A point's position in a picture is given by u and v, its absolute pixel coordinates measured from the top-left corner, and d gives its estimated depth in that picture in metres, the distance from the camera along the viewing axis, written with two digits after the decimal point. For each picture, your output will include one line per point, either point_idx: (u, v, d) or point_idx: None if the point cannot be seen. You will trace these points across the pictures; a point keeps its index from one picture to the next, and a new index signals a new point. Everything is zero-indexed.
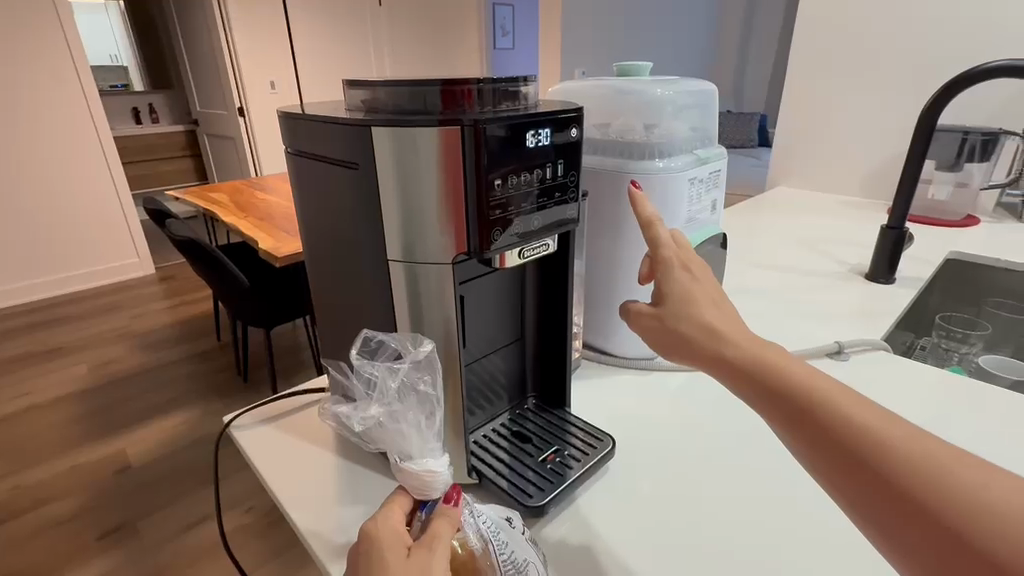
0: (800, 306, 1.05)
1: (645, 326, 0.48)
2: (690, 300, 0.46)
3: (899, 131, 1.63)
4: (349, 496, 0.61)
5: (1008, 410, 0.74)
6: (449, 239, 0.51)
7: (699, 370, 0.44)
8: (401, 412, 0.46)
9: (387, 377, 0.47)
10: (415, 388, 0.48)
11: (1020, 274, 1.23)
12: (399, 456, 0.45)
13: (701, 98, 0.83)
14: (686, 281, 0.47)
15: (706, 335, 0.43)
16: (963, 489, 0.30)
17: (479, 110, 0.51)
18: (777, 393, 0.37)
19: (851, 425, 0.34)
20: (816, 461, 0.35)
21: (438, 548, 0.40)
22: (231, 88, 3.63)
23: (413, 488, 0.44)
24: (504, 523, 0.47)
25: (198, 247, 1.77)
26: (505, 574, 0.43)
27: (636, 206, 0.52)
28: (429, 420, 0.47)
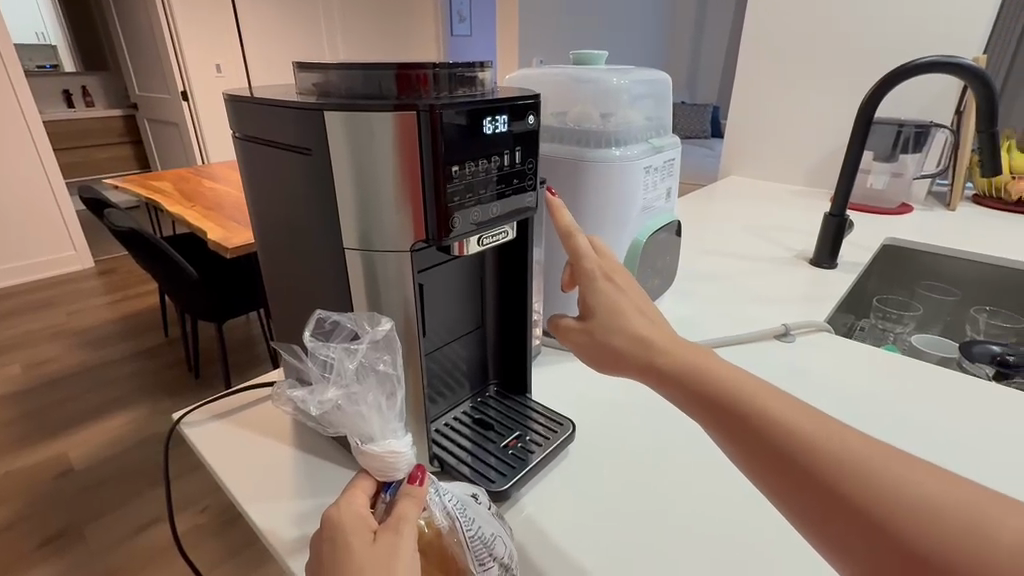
0: (749, 290, 1.10)
1: (571, 339, 0.50)
2: (616, 310, 0.48)
3: (839, 122, 1.71)
4: (310, 488, 0.60)
5: (934, 385, 0.80)
6: (408, 225, 0.50)
7: (634, 380, 0.45)
8: (361, 394, 0.45)
9: (344, 359, 0.46)
10: (374, 369, 0.47)
11: (947, 258, 1.31)
12: (360, 440, 0.45)
13: (655, 88, 0.85)
14: (612, 293, 0.50)
15: (636, 343, 0.46)
16: (873, 471, 0.33)
17: (435, 95, 0.50)
18: (704, 394, 0.40)
19: (769, 417, 0.37)
20: (744, 456, 0.37)
21: (406, 528, 0.40)
22: (174, 71, 3.44)
23: (375, 470, 0.44)
24: (470, 500, 0.47)
25: (141, 238, 1.68)
26: (472, 549, 0.44)
27: (556, 218, 0.55)
28: (390, 401, 0.46)
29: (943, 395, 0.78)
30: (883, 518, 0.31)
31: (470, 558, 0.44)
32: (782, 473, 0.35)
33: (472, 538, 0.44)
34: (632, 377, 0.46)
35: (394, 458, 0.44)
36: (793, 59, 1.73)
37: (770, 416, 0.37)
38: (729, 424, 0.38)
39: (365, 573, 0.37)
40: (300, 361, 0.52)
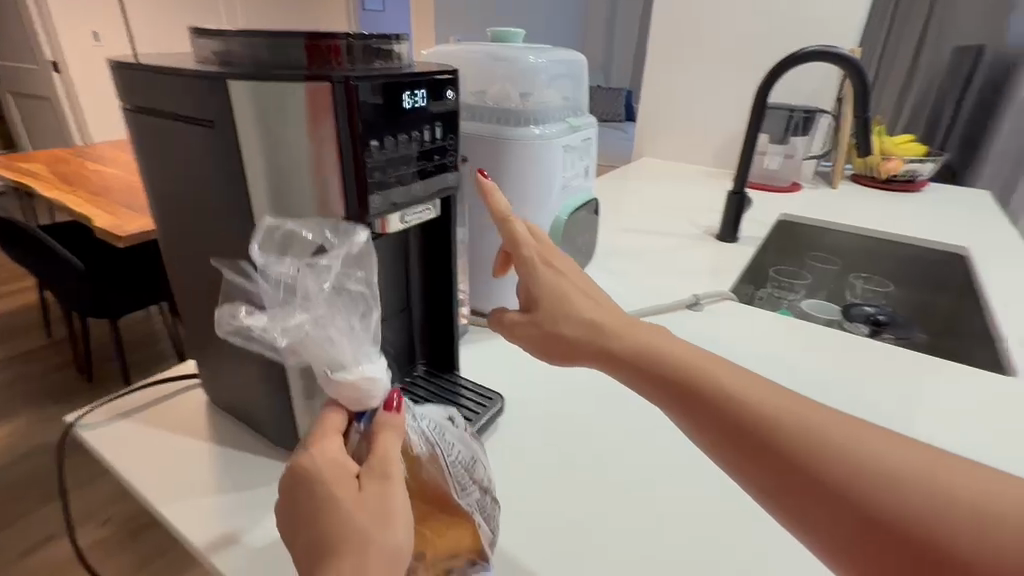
0: (663, 264, 1.16)
1: (516, 329, 0.51)
2: (559, 298, 0.50)
3: (739, 106, 1.83)
4: (233, 482, 0.57)
5: (821, 344, 0.90)
6: (326, 204, 0.49)
7: (591, 366, 0.47)
8: (329, 318, 0.43)
9: (309, 276, 0.44)
10: (346, 288, 0.45)
11: (831, 231, 1.46)
12: (329, 368, 0.43)
13: (571, 68, 0.86)
14: (557, 279, 0.51)
15: (588, 330, 0.47)
16: (850, 456, 0.37)
17: (348, 67, 0.48)
18: (688, 393, 0.41)
19: (759, 412, 0.39)
20: (728, 451, 0.40)
21: (393, 468, 0.40)
22: (39, 37, 3.03)
23: (347, 400, 0.43)
24: (446, 425, 0.48)
25: (12, 227, 1.49)
26: (455, 474, 0.45)
27: (490, 199, 0.54)
28: (362, 321, 0.45)
29: (828, 353, 0.88)
30: (855, 500, 0.36)
31: (449, 483, 0.45)
32: (769, 463, 0.38)
33: (451, 461, 0.46)
34: (584, 364, 0.48)
35: (371, 390, 0.43)
36: (698, 45, 1.83)
37: (754, 397, 0.40)
38: (713, 408, 0.40)
39: (359, 518, 0.37)
40: (252, 283, 0.49)
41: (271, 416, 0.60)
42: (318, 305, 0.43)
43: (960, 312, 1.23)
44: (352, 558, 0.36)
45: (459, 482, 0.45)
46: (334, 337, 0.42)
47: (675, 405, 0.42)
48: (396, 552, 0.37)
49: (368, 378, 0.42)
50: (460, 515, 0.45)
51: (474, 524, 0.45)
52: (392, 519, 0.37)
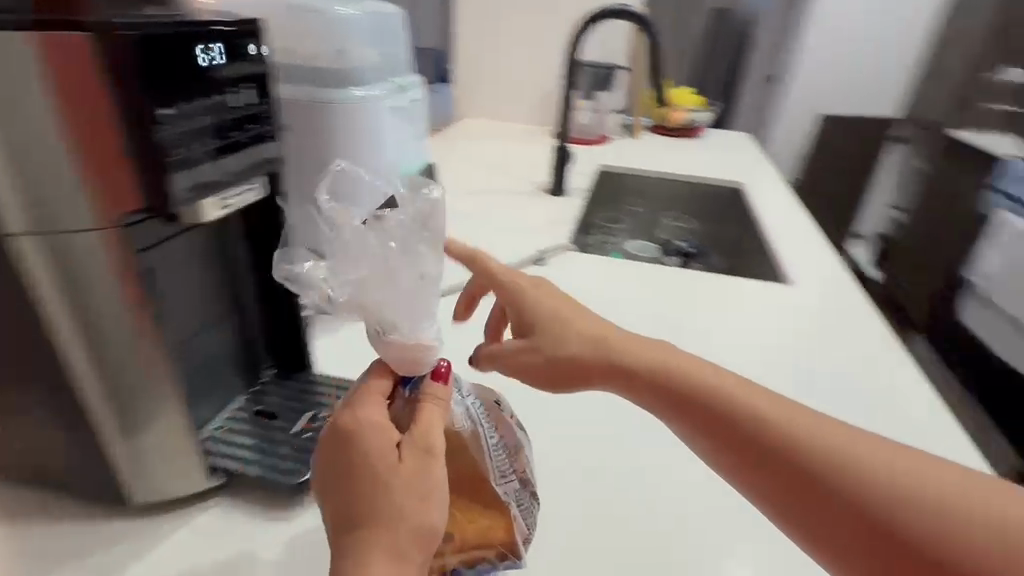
0: (504, 224, 1.18)
1: (518, 358, 0.50)
2: (562, 327, 0.50)
3: (549, 65, 1.91)
4: (33, 563, 0.45)
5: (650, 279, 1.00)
6: (106, 191, 0.38)
7: (598, 380, 0.48)
8: (382, 276, 0.40)
9: (365, 230, 0.41)
10: (412, 248, 0.41)
11: (640, 178, 1.62)
12: (378, 326, 0.41)
13: (386, 22, 0.80)
14: (554, 305, 0.51)
15: (593, 346, 0.48)
16: (851, 465, 0.41)
17: (106, 13, 0.38)
18: (698, 407, 0.44)
19: (767, 424, 0.43)
20: (735, 457, 0.43)
21: (435, 442, 0.38)
22: None
23: (400, 362, 0.41)
24: (492, 406, 0.46)
25: None
26: (496, 458, 0.44)
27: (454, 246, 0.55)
28: (426, 287, 0.41)
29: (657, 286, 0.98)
30: (840, 495, 0.40)
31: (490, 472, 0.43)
32: (777, 469, 0.42)
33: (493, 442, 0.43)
34: (590, 383, 0.49)
35: (423, 351, 0.41)
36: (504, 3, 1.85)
37: (764, 416, 0.43)
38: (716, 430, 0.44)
39: (396, 497, 0.36)
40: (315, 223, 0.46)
41: (74, 468, 0.48)
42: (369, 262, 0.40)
43: (742, 235, 1.45)
44: (384, 533, 0.36)
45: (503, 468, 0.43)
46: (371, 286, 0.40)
47: (684, 425, 0.45)
48: (430, 531, 0.37)
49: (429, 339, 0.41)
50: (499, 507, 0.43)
51: (514, 519, 0.43)
52: (430, 498, 0.37)
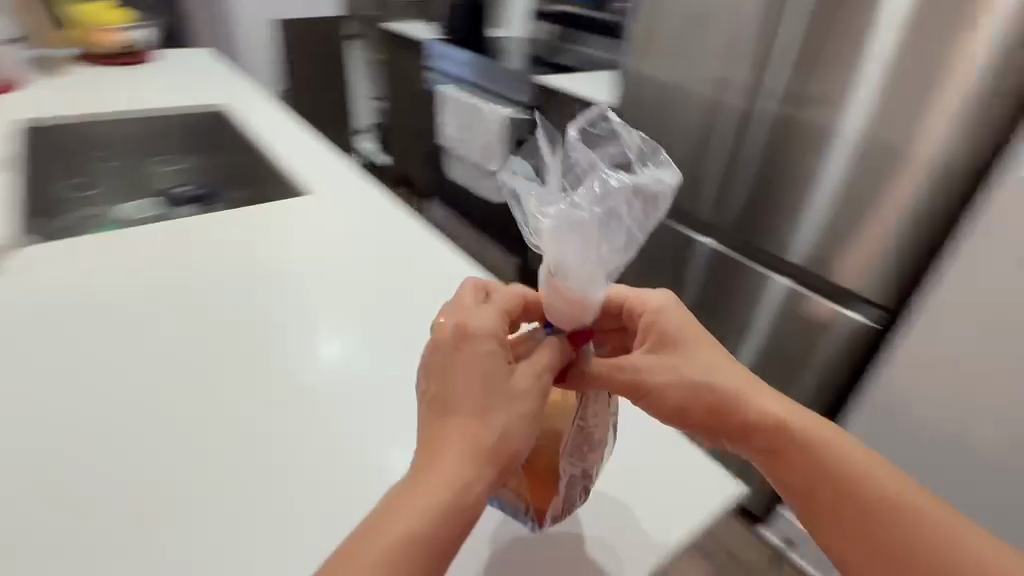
0: None
1: (653, 373, 0.58)
2: (710, 362, 0.59)
3: None
4: None
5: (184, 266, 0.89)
6: None
7: (743, 422, 0.56)
8: (585, 220, 0.49)
9: (598, 181, 0.51)
10: (618, 212, 0.51)
11: (93, 122, 1.27)
12: (554, 267, 0.52)
13: None
14: (709, 357, 0.60)
15: (727, 374, 0.58)
16: (940, 531, 0.52)
17: None
18: (787, 446, 0.55)
19: (857, 467, 0.54)
20: (800, 481, 0.55)
21: (545, 385, 0.51)
22: None
23: (572, 293, 0.53)
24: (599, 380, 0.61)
25: None
26: (576, 428, 0.53)
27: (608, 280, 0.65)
28: (622, 247, 0.52)
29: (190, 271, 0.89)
30: (912, 547, 0.51)
31: (567, 450, 0.53)
32: (847, 500, 0.53)
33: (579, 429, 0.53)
34: (720, 420, 0.57)
35: (587, 305, 0.54)
36: None
37: (796, 431, 0.56)
38: (766, 455, 0.57)
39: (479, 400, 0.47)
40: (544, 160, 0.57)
41: None
42: (589, 204, 0.50)
43: (243, 157, 1.30)
44: (451, 443, 0.45)
45: (575, 450, 0.53)
46: (578, 239, 0.50)
47: (754, 452, 0.57)
48: (501, 450, 0.46)
49: (592, 297, 0.53)
50: (553, 488, 0.53)
51: (559, 497, 0.53)
52: (506, 425, 0.47)
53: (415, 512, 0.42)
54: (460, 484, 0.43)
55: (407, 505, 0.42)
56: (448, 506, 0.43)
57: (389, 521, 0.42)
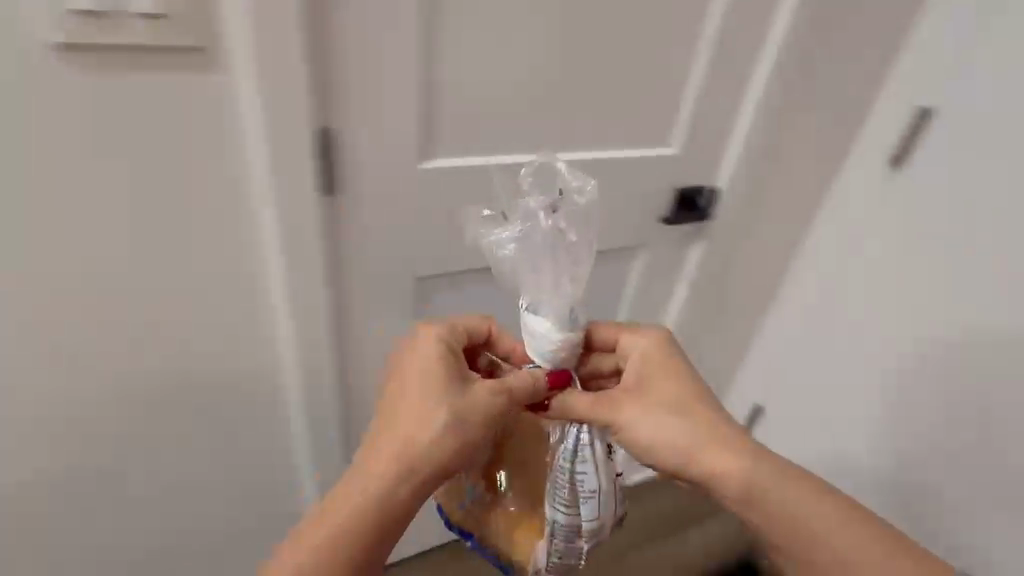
0: None
1: (626, 418, 0.49)
2: (679, 405, 0.48)
3: None
4: None
5: None
6: None
7: (707, 471, 0.46)
8: (534, 255, 0.50)
9: (535, 212, 0.50)
10: (564, 242, 0.50)
11: None
12: (526, 305, 0.51)
13: None
14: (680, 398, 0.49)
15: (695, 431, 0.47)
16: None
17: None
18: (757, 507, 0.44)
19: (838, 538, 0.43)
20: (775, 547, 0.45)
21: (496, 406, 0.50)
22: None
23: (540, 323, 0.50)
24: (589, 446, 0.51)
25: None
26: (565, 484, 0.51)
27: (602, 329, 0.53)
28: (568, 278, 0.50)
29: None
30: None
31: (549, 493, 0.52)
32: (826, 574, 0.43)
33: (559, 485, 0.51)
34: (688, 472, 0.47)
35: (554, 335, 0.50)
36: None
37: (734, 479, 0.45)
38: (701, 493, 0.48)
39: (426, 405, 0.49)
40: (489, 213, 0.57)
41: None
42: (535, 238, 0.50)
43: None
44: (399, 446, 0.48)
45: (566, 496, 0.51)
46: (530, 267, 0.50)
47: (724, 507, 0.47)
48: (434, 455, 0.48)
49: (565, 327, 0.50)
50: (536, 525, 0.53)
51: (544, 534, 0.52)
52: (447, 436, 0.48)
53: (362, 490, 0.48)
54: (390, 482, 0.48)
55: (359, 484, 0.48)
56: (387, 496, 0.48)
57: (326, 517, 0.48)
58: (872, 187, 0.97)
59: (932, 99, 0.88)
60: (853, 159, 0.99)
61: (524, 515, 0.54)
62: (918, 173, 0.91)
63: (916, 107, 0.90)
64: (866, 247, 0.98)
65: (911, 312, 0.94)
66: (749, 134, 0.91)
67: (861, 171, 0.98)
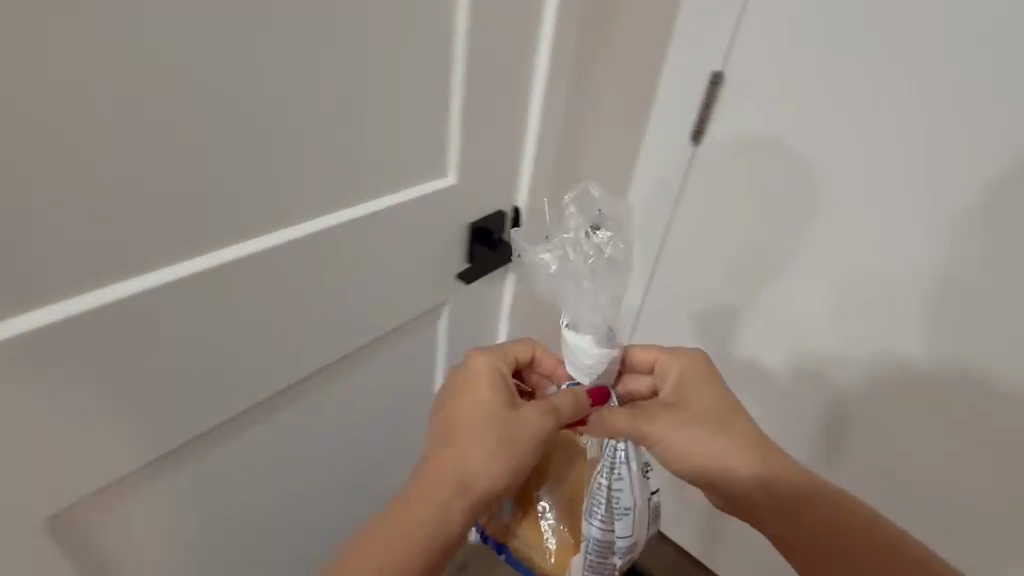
0: None
1: (667, 428, 0.51)
2: (708, 411, 0.52)
3: None
4: None
5: None
6: None
7: (734, 469, 0.50)
8: (577, 275, 0.48)
9: (578, 235, 0.49)
10: (607, 263, 0.48)
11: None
12: (567, 324, 0.50)
13: None
14: (710, 407, 0.53)
15: (722, 434, 0.51)
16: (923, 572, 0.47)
17: None
18: (775, 498, 0.50)
19: (837, 515, 0.49)
20: (786, 536, 0.50)
21: (545, 425, 0.48)
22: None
23: (579, 343, 0.49)
24: (625, 464, 0.52)
25: None
26: (602, 503, 0.51)
27: (641, 353, 0.57)
28: (611, 300, 0.49)
29: None
30: None
31: (586, 508, 0.52)
32: (829, 552, 0.48)
33: (597, 500, 0.51)
34: (716, 473, 0.51)
35: (595, 356, 0.49)
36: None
37: (759, 479, 0.50)
38: (724, 494, 0.51)
39: (482, 429, 0.47)
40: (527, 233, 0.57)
41: None
42: (578, 258, 0.49)
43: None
44: (451, 463, 0.46)
45: (602, 515, 0.51)
46: (573, 288, 0.49)
47: (743, 505, 0.51)
48: (486, 478, 0.46)
49: (605, 348, 0.49)
50: (571, 545, 0.53)
51: (578, 556, 0.52)
52: (501, 456, 0.46)
53: (411, 518, 0.43)
54: (440, 506, 0.44)
55: (406, 512, 0.44)
56: (438, 517, 0.44)
57: (371, 544, 0.43)
58: (673, 165, 0.86)
59: (720, 60, 0.76)
60: (655, 120, 0.85)
61: (562, 535, 0.53)
62: (718, 142, 0.81)
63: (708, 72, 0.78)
64: (689, 202, 0.86)
65: (740, 243, 0.84)
66: (545, 137, 0.66)
67: (663, 131, 0.85)
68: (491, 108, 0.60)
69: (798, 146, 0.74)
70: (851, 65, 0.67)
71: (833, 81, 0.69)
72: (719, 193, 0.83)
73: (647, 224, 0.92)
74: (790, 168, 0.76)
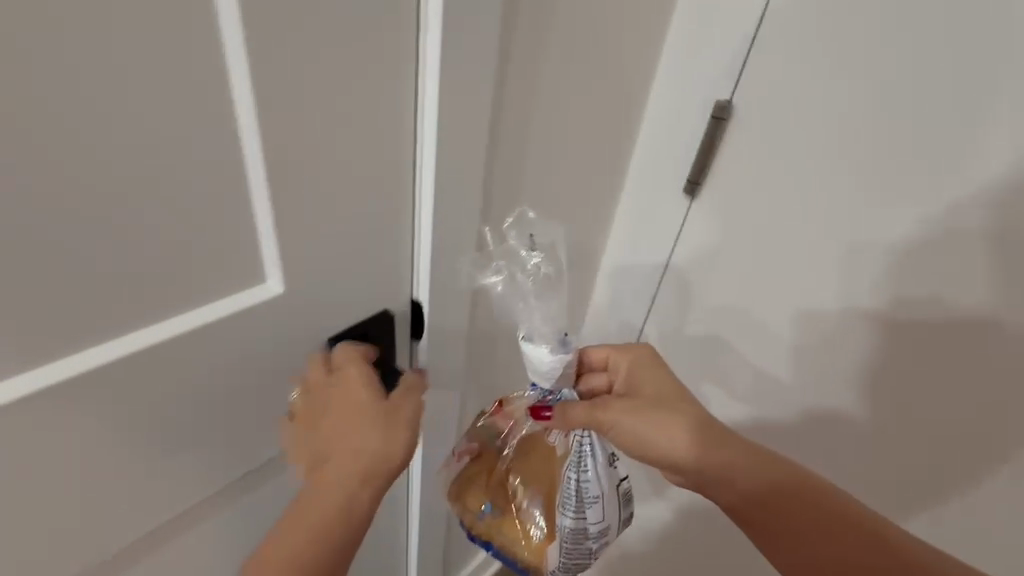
0: None
1: (624, 417, 0.56)
2: (661, 399, 0.58)
3: None
4: None
5: None
6: None
7: (688, 450, 0.55)
8: (522, 293, 0.54)
9: (515, 258, 0.55)
10: (546, 278, 0.54)
11: None
12: (522, 334, 0.55)
13: None
14: (658, 394, 0.58)
15: (676, 420, 0.56)
16: (866, 528, 0.52)
17: None
18: (729, 475, 0.55)
19: (786, 484, 0.54)
20: (743, 509, 0.55)
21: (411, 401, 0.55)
22: None
23: (534, 352, 0.55)
24: (588, 457, 0.57)
25: None
26: (571, 493, 0.56)
27: (592, 352, 0.63)
28: (555, 310, 0.54)
29: None
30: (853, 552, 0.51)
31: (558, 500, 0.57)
32: (782, 519, 0.53)
33: (568, 492, 0.57)
34: (674, 456, 0.55)
35: (546, 364, 0.54)
36: None
37: (712, 458, 0.55)
38: (683, 476, 0.56)
39: (366, 422, 0.52)
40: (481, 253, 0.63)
41: None
42: (520, 278, 0.54)
43: None
44: (346, 462, 0.50)
45: (572, 504, 0.56)
46: (519, 304, 0.54)
47: (702, 484, 0.56)
48: (389, 457, 0.52)
49: (557, 352, 0.55)
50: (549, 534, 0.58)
51: (555, 543, 0.57)
52: (390, 436, 0.52)
53: (330, 514, 0.48)
54: (351, 493, 0.49)
55: (325, 510, 0.48)
56: (344, 505, 0.49)
57: (307, 548, 0.47)
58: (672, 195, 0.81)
59: (727, 88, 0.72)
60: (645, 136, 0.80)
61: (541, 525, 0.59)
62: (721, 175, 0.76)
63: (714, 100, 0.73)
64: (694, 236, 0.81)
65: (748, 275, 0.78)
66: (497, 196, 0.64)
67: (660, 161, 0.80)
68: (402, 142, 0.55)
69: (806, 175, 0.69)
70: (865, 89, 0.62)
71: (843, 106, 0.64)
72: (725, 224, 0.78)
73: (646, 256, 0.87)
74: (800, 198, 0.70)
